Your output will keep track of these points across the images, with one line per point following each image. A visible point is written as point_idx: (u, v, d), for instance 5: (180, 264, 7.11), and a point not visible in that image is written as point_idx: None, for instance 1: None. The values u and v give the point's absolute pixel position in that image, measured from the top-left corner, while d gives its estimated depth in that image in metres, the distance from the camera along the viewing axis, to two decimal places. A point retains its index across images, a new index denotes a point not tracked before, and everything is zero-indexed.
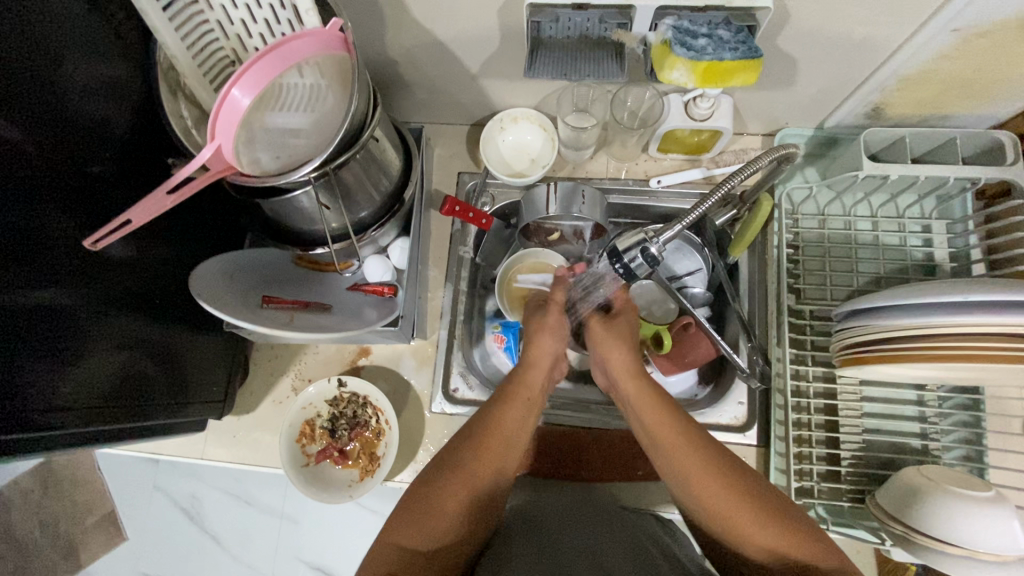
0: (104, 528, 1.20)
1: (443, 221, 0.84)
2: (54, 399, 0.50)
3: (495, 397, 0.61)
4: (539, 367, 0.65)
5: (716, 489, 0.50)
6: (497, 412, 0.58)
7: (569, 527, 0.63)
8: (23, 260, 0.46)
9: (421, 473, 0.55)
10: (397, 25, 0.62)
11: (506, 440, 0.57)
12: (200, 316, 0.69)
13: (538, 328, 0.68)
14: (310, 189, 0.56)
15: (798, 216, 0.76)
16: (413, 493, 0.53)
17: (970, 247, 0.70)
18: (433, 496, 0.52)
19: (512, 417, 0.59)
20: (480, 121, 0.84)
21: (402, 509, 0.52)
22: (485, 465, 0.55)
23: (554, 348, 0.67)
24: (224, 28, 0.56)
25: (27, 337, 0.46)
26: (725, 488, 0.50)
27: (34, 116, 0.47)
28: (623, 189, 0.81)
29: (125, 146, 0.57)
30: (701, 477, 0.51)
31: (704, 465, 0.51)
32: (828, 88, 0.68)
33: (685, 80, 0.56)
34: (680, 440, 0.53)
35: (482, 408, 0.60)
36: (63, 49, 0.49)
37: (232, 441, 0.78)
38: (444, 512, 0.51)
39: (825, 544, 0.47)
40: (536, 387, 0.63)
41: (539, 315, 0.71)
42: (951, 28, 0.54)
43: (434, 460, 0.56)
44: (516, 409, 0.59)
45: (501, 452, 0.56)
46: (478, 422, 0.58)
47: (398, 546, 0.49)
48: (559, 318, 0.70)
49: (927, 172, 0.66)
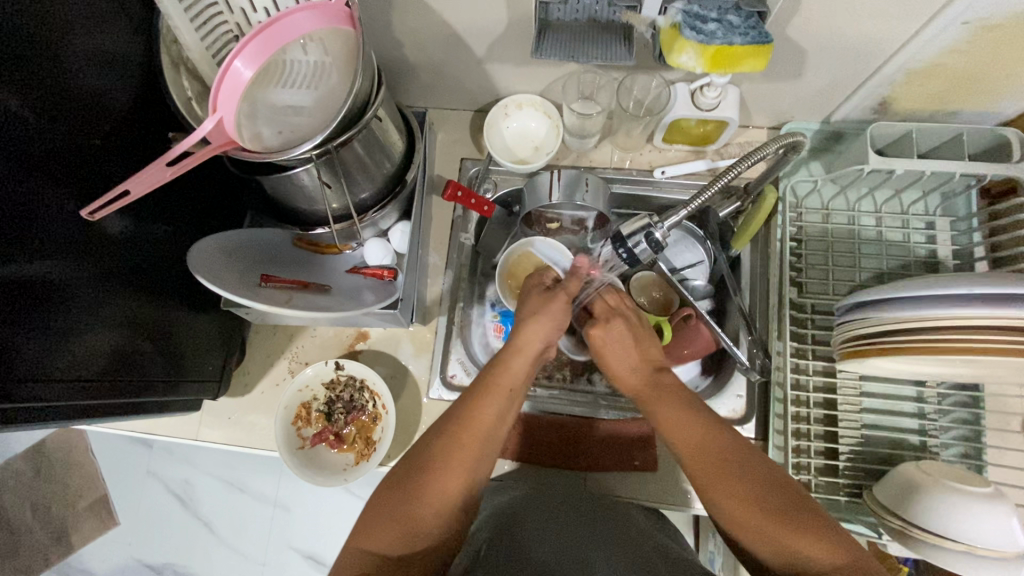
0: (94, 512, 1.20)
1: (445, 206, 0.83)
2: (46, 373, 0.49)
3: (472, 390, 0.58)
4: (526, 354, 0.60)
5: (717, 486, 0.50)
6: (473, 407, 0.56)
7: (563, 530, 0.61)
8: (7, 228, 0.44)
9: (401, 467, 0.55)
10: (404, 5, 0.61)
11: (479, 436, 0.55)
12: (196, 293, 0.68)
13: (536, 311, 0.63)
14: (311, 167, 0.55)
15: (802, 208, 0.75)
16: (387, 491, 0.53)
17: (974, 244, 0.70)
18: (409, 499, 0.52)
19: (489, 412, 0.56)
20: (485, 107, 0.84)
21: (380, 514, 0.52)
22: (457, 465, 0.53)
23: (550, 335, 0.62)
24: (228, 1, 0.55)
25: (17, 310, 0.45)
26: (742, 486, 0.49)
27: (32, 82, 0.46)
28: (626, 179, 0.80)
29: (124, 118, 0.56)
30: (697, 459, 0.52)
31: (707, 463, 0.51)
32: (837, 80, 0.67)
33: (694, 65, 0.56)
34: (702, 445, 0.52)
35: (462, 399, 0.58)
36: (64, 17, 0.48)
37: (227, 422, 0.77)
38: (423, 524, 0.51)
39: (813, 519, 0.46)
40: (517, 377, 0.59)
41: (537, 298, 0.65)
42: (961, 20, 0.54)
43: (411, 457, 0.55)
44: (492, 404, 0.57)
45: (479, 451, 0.55)
46: (454, 418, 0.56)
47: (376, 554, 0.50)
48: (562, 305, 0.64)
49: (932, 167, 0.65)
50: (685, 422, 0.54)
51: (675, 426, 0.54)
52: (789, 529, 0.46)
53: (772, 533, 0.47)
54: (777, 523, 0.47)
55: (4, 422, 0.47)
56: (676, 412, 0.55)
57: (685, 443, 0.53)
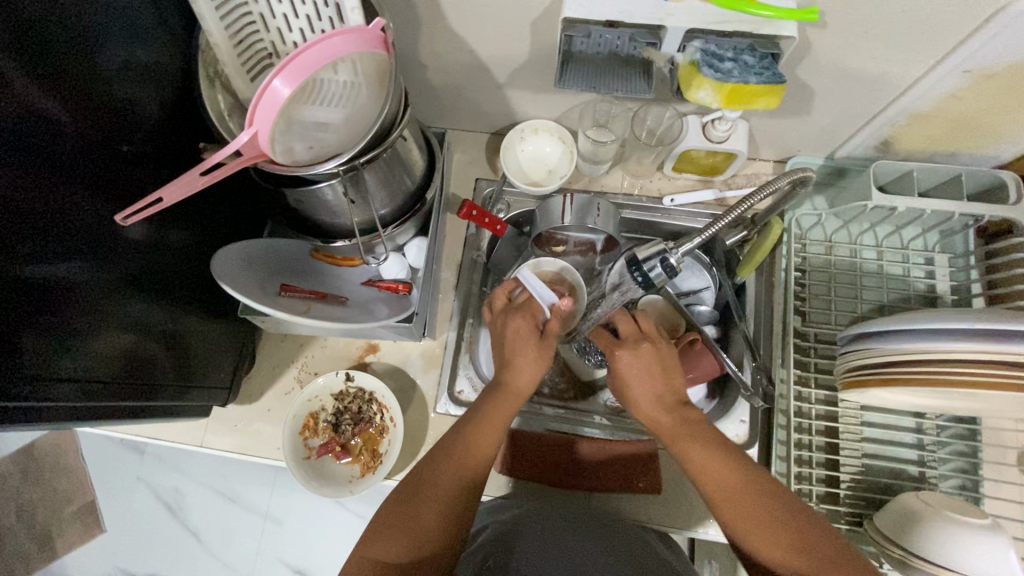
0: (81, 519, 1.19)
1: (458, 225, 0.85)
2: (56, 372, 0.49)
3: (472, 412, 0.60)
4: (516, 395, 0.61)
5: (755, 533, 0.50)
6: (474, 428, 0.58)
7: (569, 557, 0.61)
8: (26, 229, 0.45)
9: (402, 490, 0.55)
10: (433, 30, 0.64)
11: (478, 460, 0.57)
12: (210, 301, 0.69)
13: (518, 356, 0.62)
14: (336, 182, 0.57)
15: (806, 240, 0.78)
16: (393, 507, 0.54)
17: (972, 282, 0.72)
18: (415, 512, 0.53)
19: (491, 432, 0.58)
20: (501, 130, 0.86)
21: (385, 526, 0.52)
22: (458, 477, 0.55)
23: (535, 376, 0.62)
24: (266, 21, 0.57)
25: (29, 311, 0.45)
26: (793, 539, 0.49)
27: (72, 91, 0.48)
28: (635, 205, 0.82)
29: (156, 127, 0.58)
30: (731, 509, 0.52)
31: (760, 525, 0.50)
32: (842, 118, 0.70)
33: (711, 100, 0.57)
34: (757, 507, 0.51)
35: (462, 419, 0.60)
36: (104, 28, 0.50)
37: (233, 430, 0.77)
38: (429, 531, 0.52)
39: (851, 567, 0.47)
40: (513, 403, 0.61)
41: (518, 335, 0.63)
42: (963, 68, 0.57)
43: (415, 473, 0.57)
44: (492, 425, 0.59)
45: (477, 467, 0.57)
46: (455, 439, 0.58)
47: (384, 564, 0.50)
48: (535, 345, 0.63)
49: (931, 206, 0.68)
50: (722, 476, 0.54)
51: (706, 474, 0.54)
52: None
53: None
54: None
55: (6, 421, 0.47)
56: (705, 458, 0.55)
57: (709, 480, 0.54)
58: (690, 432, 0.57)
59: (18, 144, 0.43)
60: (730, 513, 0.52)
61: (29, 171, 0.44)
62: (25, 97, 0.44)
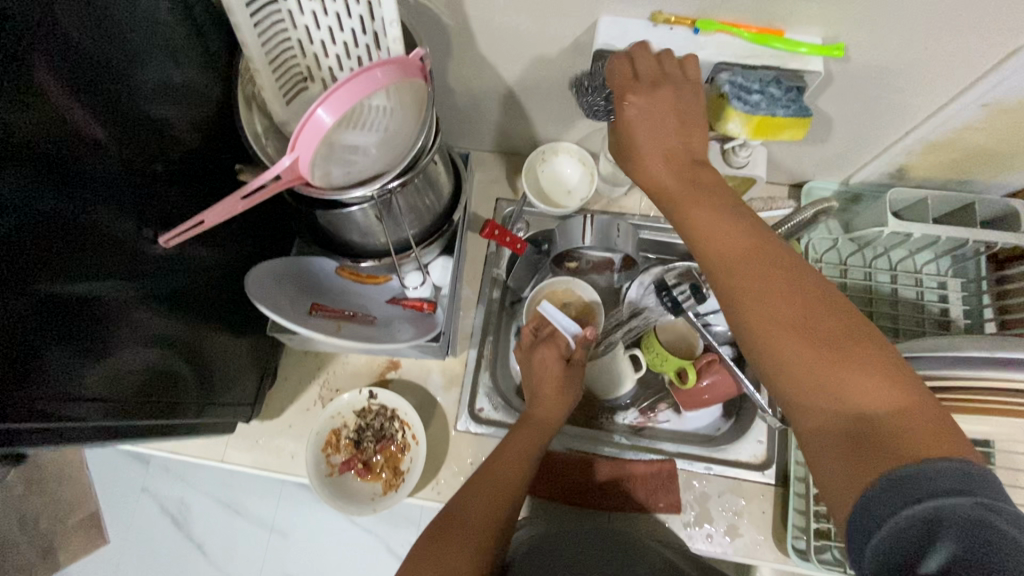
0: (85, 530, 1.17)
1: (479, 243, 0.86)
2: (77, 389, 0.48)
3: (502, 442, 0.64)
4: (542, 428, 0.65)
5: (738, 277, 0.45)
6: (504, 457, 0.62)
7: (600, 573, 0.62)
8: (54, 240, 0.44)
9: (436, 523, 0.56)
10: (464, 57, 0.65)
11: (512, 491, 0.59)
12: (235, 317, 0.70)
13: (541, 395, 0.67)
14: (368, 206, 0.59)
15: (821, 263, 0.80)
16: (427, 539, 0.54)
17: (984, 307, 0.74)
18: (448, 542, 0.53)
19: (519, 460, 0.62)
20: (522, 150, 0.88)
21: (419, 558, 0.52)
22: (491, 508, 0.57)
23: (563, 413, 0.66)
24: (303, 47, 0.58)
25: (54, 321, 0.45)
26: (779, 285, 0.44)
27: (113, 113, 0.49)
28: (652, 226, 0.84)
29: (188, 147, 0.59)
30: (723, 256, 0.47)
31: (768, 295, 0.44)
32: (859, 145, 0.72)
33: (739, 131, 0.59)
34: (794, 303, 0.43)
35: (495, 449, 0.64)
36: (147, 51, 0.51)
37: (254, 445, 0.78)
38: (459, 560, 0.52)
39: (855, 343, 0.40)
40: (543, 432, 0.65)
41: (546, 369, 0.67)
42: (981, 102, 0.58)
43: (450, 505, 0.58)
44: (519, 448, 0.62)
45: (510, 493, 0.59)
46: (489, 468, 0.61)
47: None
48: (558, 379, 0.67)
49: (949, 233, 0.69)
50: (723, 237, 0.47)
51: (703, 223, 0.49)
52: (844, 367, 0.39)
53: (802, 342, 0.41)
54: (831, 363, 0.40)
55: (27, 441, 0.45)
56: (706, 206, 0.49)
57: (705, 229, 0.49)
58: (701, 198, 0.49)
59: (51, 158, 0.43)
60: (738, 285, 0.45)
61: (64, 190, 0.45)
62: (66, 116, 0.44)
